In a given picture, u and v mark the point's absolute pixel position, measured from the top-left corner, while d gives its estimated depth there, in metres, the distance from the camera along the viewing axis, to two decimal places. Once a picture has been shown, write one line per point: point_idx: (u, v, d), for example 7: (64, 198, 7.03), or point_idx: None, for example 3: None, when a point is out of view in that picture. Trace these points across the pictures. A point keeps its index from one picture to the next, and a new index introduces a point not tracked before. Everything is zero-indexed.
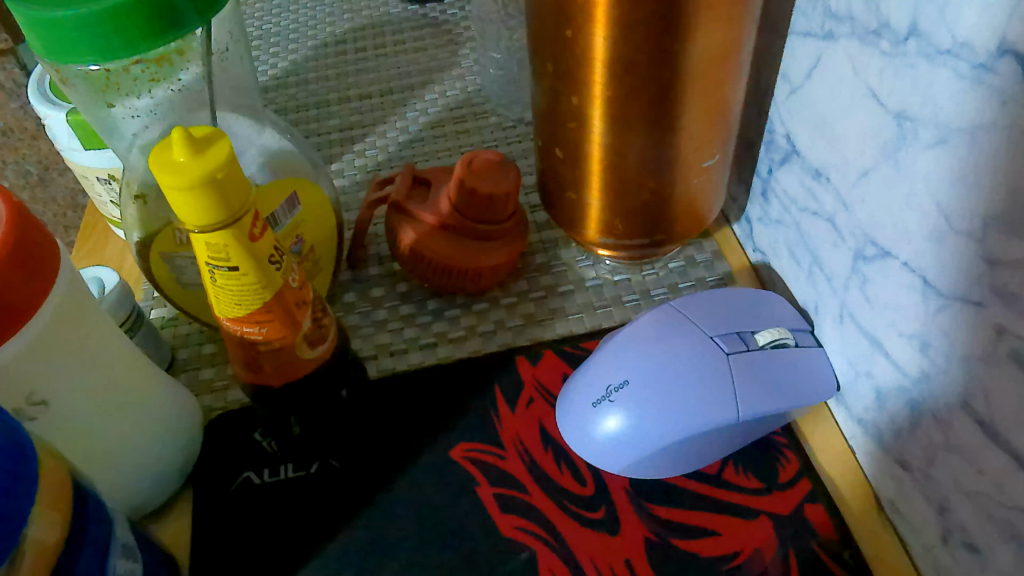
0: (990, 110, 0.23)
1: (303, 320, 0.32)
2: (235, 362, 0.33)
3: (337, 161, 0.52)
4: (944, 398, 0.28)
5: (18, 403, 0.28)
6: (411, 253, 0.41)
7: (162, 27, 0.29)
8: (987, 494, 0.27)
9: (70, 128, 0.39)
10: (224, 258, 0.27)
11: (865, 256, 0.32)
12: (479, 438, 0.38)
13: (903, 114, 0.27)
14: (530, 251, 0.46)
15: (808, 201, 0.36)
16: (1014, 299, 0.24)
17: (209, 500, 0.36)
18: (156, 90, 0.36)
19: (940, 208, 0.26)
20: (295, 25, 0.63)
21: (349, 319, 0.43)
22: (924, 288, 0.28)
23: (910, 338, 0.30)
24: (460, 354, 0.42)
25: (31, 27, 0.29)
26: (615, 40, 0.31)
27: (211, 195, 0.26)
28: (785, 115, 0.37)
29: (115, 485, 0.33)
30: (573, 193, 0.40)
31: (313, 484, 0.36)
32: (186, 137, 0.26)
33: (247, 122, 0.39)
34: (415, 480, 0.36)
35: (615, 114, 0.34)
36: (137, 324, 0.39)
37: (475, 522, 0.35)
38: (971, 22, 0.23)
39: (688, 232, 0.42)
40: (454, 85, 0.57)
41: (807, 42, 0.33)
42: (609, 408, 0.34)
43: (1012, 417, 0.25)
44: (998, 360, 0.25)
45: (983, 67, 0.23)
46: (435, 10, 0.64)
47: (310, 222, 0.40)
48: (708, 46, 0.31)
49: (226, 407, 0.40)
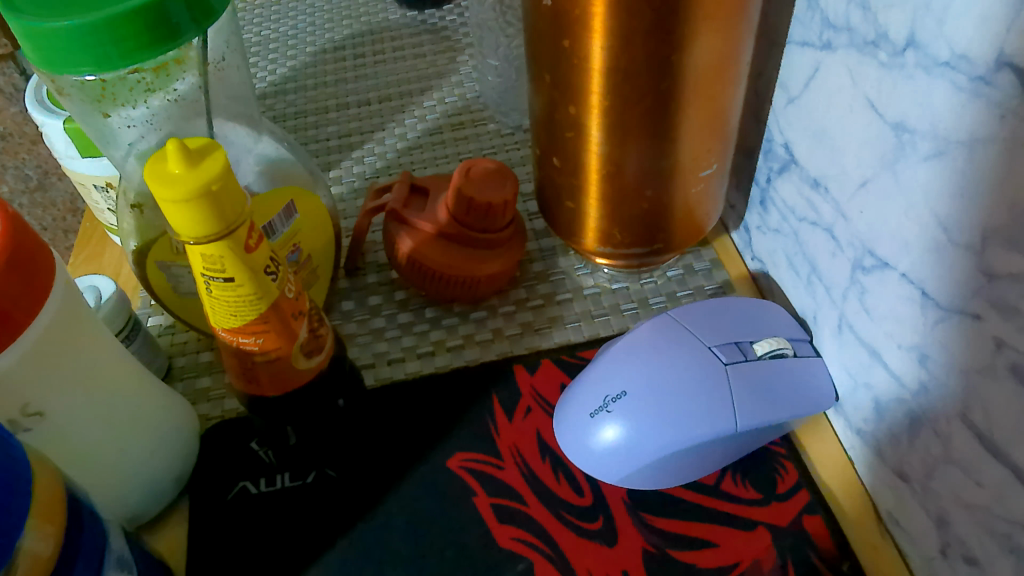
0: (988, 122, 0.23)
1: (299, 331, 0.31)
2: (232, 373, 0.33)
3: (335, 169, 0.52)
4: (943, 410, 0.28)
5: (12, 415, 0.28)
6: (408, 262, 0.41)
7: (159, 37, 0.29)
8: (987, 507, 0.27)
9: (67, 136, 0.39)
10: (219, 270, 0.27)
11: (864, 266, 0.32)
12: (476, 448, 0.38)
13: (901, 126, 0.27)
14: (528, 259, 0.46)
15: (807, 210, 0.36)
16: (1013, 312, 0.24)
17: (205, 510, 0.36)
18: (151, 102, 0.36)
19: (939, 220, 0.26)
20: (294, 31, 0.64)
21: (346, 327, 0.43)
22: (923, 299, 0.28)
23: (909, 349, 0.30)
24: (458, 363, 0.41)
25: (27, 38, 0.29)
26: (612, 50, 0.31)
27: (206, 208, 0.26)
28: (784, 124, 0.37)
29: (113, 495, 0.33)
30: (571, 201, 0.40)
31: (310, 494, 0.36)
32: (181, 149, 0.26)
33: (243, 130, 0.39)
34: (413, 491, 0.36)
35: (612, 123, 0.34)
36: (133, 333, 0.39)
37: (473, 533, 0.35)
38: (968, 34, 0.23)
39: (687, 241, 0.42)
40: (453, 92, 0.57)
41: (805, 52, 0.33)
42: (606, 418, 0.34)
43: (1012, 430, 0.25)
44: (997, 373, 0.25)
45: (982, 80, 0.23)
46: (434, 17, 0.64)
47: (307, 231, 0.40)
48: (706, 56, 0.31)
49: (223, 416, 0.40)
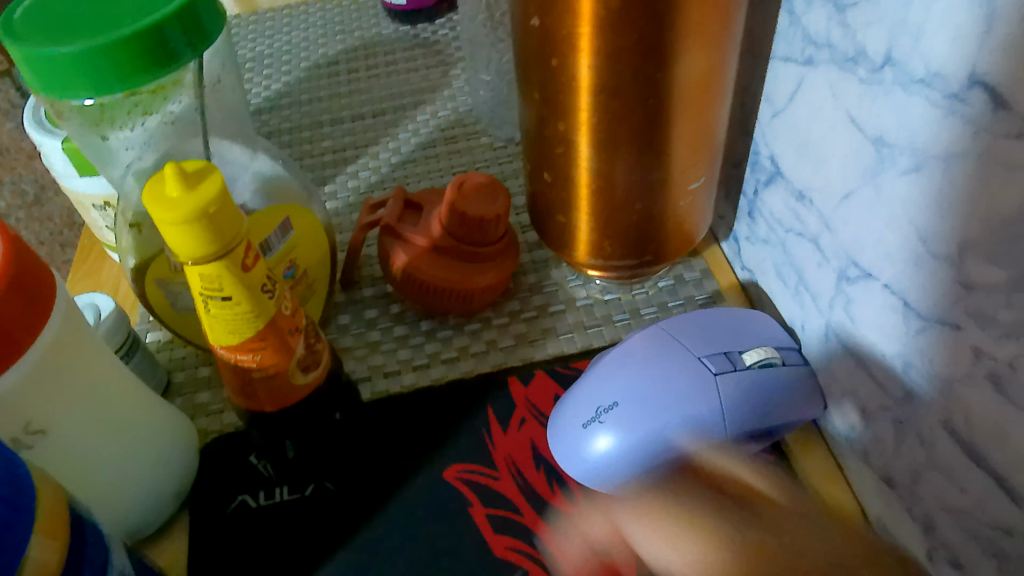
0: (963, 138, 0.24)
1: (296, 346, 0.32)
2: (230, 389, 0.33)
3: (330, 183, 0.52)
4: (926, 418, 0.29)
5: (15, 433, 0.29)
6: (403, 275, 0.42)
7: (156, 61, 0.30)
8: (970, 512, 0.27)
9: (65, 156, 0.40)
10: (217, 289, 0.28)
11: (849, 276, 0.33)
12: (472, 460, 0.38)
13: (881, 140, 0.28)
14: (521, 270, 0.47)
15: (793, 222, 0.37)
16: (990, 321, 0.25)
17: (205, 524, 0.36)
18: (148, 123, 0.36)
19: (918, 232, 0.27)
20: (287, 46, 0.64)
21: (343, 340, 0.44)
22: (905, 308, 0.29)
23: (893, 358, 0.30)
24: (453, 375, 0.42)
25: (28, 64, 0.29)
26: (599, 69, 0.32)
27: (203, 229, 0.26)
28: (769, 136, 0.37)
29: (113, 509, 0.33)
30: (563, 216, 0.40)
31: (308, 507, 0.36)
32: (178, 172, 0.26)
33: (240, 148, 0.40)
34: (409, 503, 0.37)
35: (601, 140, 0.35)
36: (132, 349, 0.40)
37: (470, 542, 0.35)
38: (942, 52, 0.24)
39: (677, 252, 0.42)
40: (445, 106, 0.58)
41: (788, 67, 0.34)
42: (599, 429, 0.35)
43: (991, 436, 0.26)
44: (975, 381, 0.26)
45: (956, 97, 0.24)
46: (427, 31, 0.65)
47: (303, 247, 0.41)
48: (690, 74, 0.32)
49: (221, 430, 0.40)
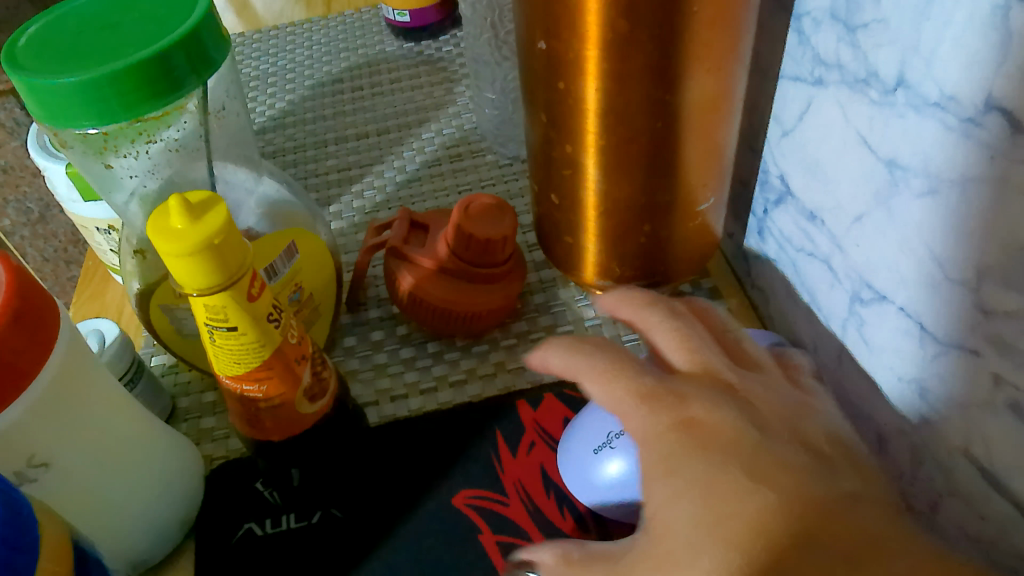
0: (980, 163, 0.23)
1: (303, 374, 0.32)
2: (236, 418, 0.33)
3: (335, 203, 0.52)
4: (944, 443, 0.28)
5: (18, 467, 0.28)
6: (410, 297, 0.41)
7: (161, 90, 0.30)
8: (990, 540, 0.27)
9: (69, 180, 0.40)
10: (222, 319, 0.28)
11: (862, 298, 0.32)
12: (481, 485, 0.38)
13: (893, 163, 0.28)
14: (528, 290, 0.47)
15: (804, 241, 0.36)
16: (1009, 348, 0.24)
17: (210, 553, 0.36)
18: (151, 149, 0.36)
19: (934, 255, 0.27)
20: (291, 64, 0.64)
21: (349, 363, 0.43)
22: (921, 333, 0.28)
23: (909, 382, 0.30)
24: (461, 399, 0.42)
25: (30, 94, 0.29)
26: (607, 92, 0.31)
27: (209, 260, 0.26)
28: (778, 156, 0.37)
29: (117, 540, 0.33)
30: (570, 237, 0.40)
31: (315, 536, 0.36)
32: (183, 203, 0.26)
33: (243, 172, 0.40)
34: (418, 530, 0.36)
35: (609, 162, 0.35)
36: (138, 374, 0.40)
37: (479, 570, 0.35)
38: (957, 76, 0.23)
39: (685, 273, 0.42)
40: (450, 123, 0.57)
41: (797, 87, 0.34)
42: (610, 453, 0.34)
43: (1013, 464, 0.25)
44: (996, 408, 0.25)
45: (971, 121, 0.23)
46: (430, 48, 0.64)
47: (308, 269, 0.40)
48: (698, 97, 0.32)
49: (227, 456, 0.40)
